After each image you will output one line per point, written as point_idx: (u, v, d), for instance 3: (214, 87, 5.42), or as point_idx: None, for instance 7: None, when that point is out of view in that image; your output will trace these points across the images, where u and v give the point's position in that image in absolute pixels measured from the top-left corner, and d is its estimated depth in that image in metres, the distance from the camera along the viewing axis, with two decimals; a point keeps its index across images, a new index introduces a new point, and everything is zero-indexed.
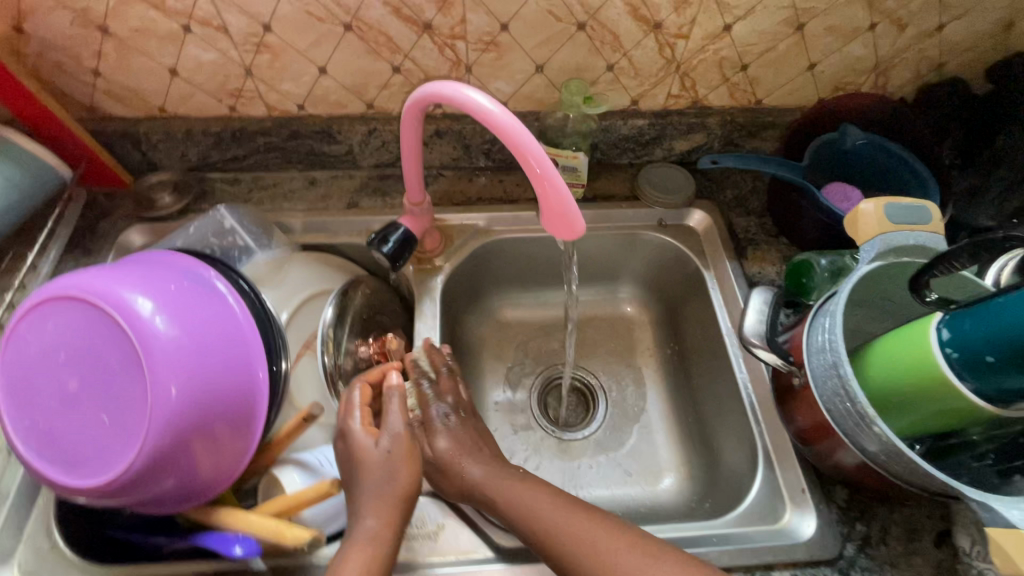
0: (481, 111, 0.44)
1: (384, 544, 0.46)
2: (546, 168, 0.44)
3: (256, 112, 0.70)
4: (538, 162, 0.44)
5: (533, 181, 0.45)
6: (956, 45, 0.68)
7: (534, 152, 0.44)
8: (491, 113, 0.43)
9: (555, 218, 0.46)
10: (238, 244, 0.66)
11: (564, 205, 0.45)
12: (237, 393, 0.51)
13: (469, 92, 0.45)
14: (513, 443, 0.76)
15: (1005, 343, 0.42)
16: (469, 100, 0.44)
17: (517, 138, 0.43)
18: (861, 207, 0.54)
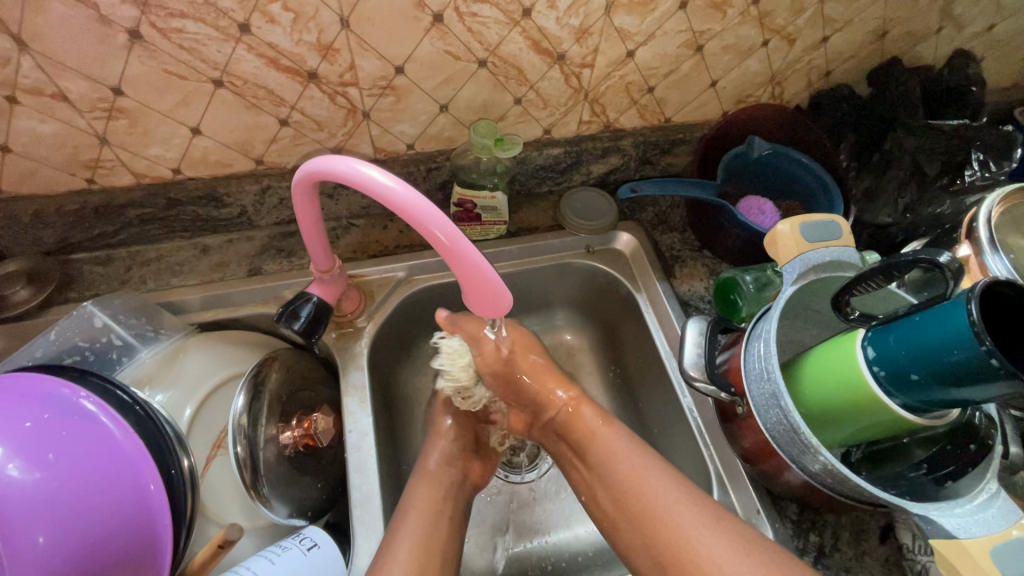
0: (381, 190, 0.41)
1: None
2: (458, 241, 0.43)
3: (122, 182, 0.61)
4: (449, 236, 0.42)
5: (444, 255, 0.43)
6: (841, 53, 0.70)
7: (442, 226, 0.42)
8: (391, 193, 0.40)
9: (481, 298, 0.46)
10: (116, 343, 0.57)
11: (490, 284, 0.45)
12: (130, 533, 0.44)
13: (364, 168, 0.41)
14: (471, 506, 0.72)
15: (925, 360, 0.43)
16: (366, 178, 0.41)
17: (426, 221, 0.42)
18: (778, 228, 0.55)
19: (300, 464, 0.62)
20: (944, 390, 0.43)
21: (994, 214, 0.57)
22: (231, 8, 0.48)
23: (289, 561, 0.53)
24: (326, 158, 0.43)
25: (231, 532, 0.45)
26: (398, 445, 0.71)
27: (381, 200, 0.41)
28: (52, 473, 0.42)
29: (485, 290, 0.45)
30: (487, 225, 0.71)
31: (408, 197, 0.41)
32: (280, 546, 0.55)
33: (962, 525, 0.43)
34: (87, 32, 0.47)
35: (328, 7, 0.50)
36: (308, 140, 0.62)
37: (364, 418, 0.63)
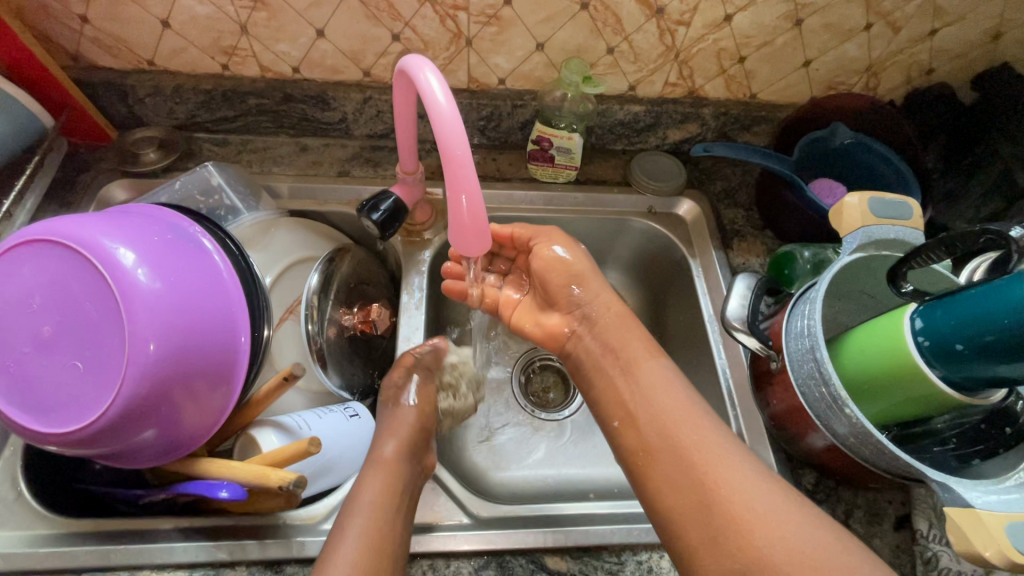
0: (431, 107, 0.40)
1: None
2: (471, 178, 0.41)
3: (249, 73, 0.69)
4: (465, 171, 0.40)
5: (450, 189, 0.41)
6: (946, 51, 0.69)
7: (463, 159, 0.40)
8: (437, 105, 0.40)
9: (467, 235, 0.43)
10: (225, 203, 0.65)
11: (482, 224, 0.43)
12: (219, 349, 0.51)
13: (430, 79, 0.41)
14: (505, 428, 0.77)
15: (974, 332, 0.43)
16: (426, 86, 0.41)
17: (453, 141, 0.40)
18: (845, 201, 0.56)
19: (355, 346, 0.68)
20: (988, 363, 0.43)
21: None
22: None
23: (333, 421, 0.60)
24: (414, 57, 0.43)
25: (298, 368, 0.51)
26: None
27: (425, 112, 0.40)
28: (168, 280, 0.48)
29: (475, 232, 0.43)
30: (558, 168, 0.75)
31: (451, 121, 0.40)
32: (326, 408, 0.62)
33: (981, 498, 0.43)
34: None
35: None
36: None
37: (417, 316, 0.68)
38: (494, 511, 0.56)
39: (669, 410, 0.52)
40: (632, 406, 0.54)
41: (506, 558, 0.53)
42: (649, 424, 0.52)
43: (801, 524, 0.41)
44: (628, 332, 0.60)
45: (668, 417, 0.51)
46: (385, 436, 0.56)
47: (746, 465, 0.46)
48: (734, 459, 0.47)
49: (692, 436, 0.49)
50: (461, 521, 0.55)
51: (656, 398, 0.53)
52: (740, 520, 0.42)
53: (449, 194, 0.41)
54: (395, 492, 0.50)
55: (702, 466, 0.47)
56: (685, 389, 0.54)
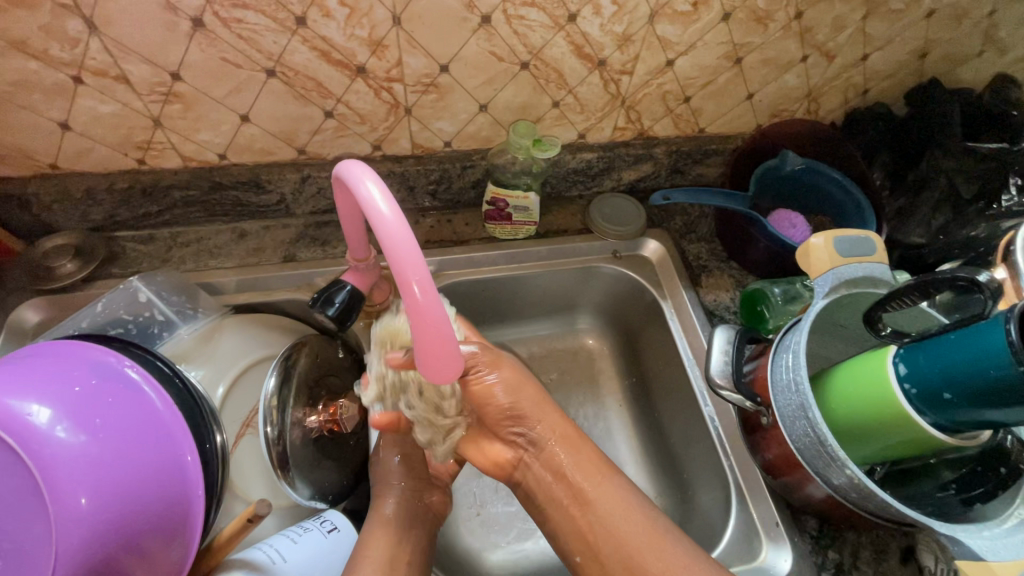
0: (375, 219, 0.37)
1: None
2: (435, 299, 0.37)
3: (170, 165, 0.63)
4: (427, 292, 0.37)
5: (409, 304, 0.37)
6: (879, 72, 0.70)
7: (421, 280, 0.37)
8: (381, 216, 0.36)
9: (434, 361, 0.39)
10: (158, 318, 0.59)
11: (450, 347, 0.39)
12: (165, 499, 0.44)
13: (370, 188, 0.37)
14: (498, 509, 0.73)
15: (963, 380, 0.43)
16: (366, 197, 0.37)
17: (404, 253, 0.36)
18: (811, 241, 0.55)
19: (322, 448, 0.62)
20: (977, 410, 0.43)
21: None
22: (291, 1, 0.50)
23: (310, 543, 0.54)
24: (350, 164, 0.39)
25: (262, 507, 0.46)
26: None
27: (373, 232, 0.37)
28: (97, 436, 0.42)
29: (441, 347, 0.38)
30: (516, 225, 0.72)
31: (402, 239, 0.36)
32: (302, 526, 0.56)
33: (989, 546, 0.42)
34: (153, 20, 0.49)
35: (382, 4, 0.51)
36: (350, 133, 0.63)
37: None
38: None
39: (633, 540, 0.48)
40: (592, 536, 0.49)
41: None
42: (612, 554, 0.48)
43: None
44: (582, 452, 0.52)
45: (625, 536, 0.48)
46: (383, 493, 0.60)
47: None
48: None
49: (664, 572, 0.46)
50: None
51: (620, 527, 0.48)
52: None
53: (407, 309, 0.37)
54: (400, 549, 0.54)
55: None
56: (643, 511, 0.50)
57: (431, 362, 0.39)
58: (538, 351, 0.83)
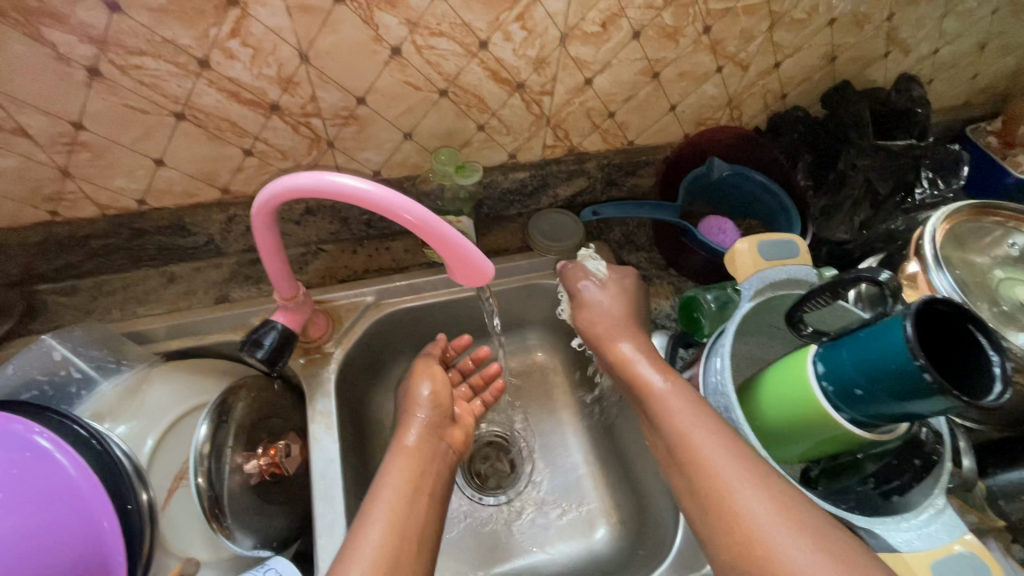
0: (365, 198, 0.42)
1: (413, 523, 0.50)
2: (445, 234, 0.45)
3: (86, 214, 0.61)
4: (435, 233, 0.44)
5: (432, 239, 0.45)
6: (793, 77, 0.73)
7: (428, 218, 0.44)
8: (368, 192, 0.42)
9: (469, 271, 0.48)
10: (75, 376, 0.56)
11: (478, 255, 0.47)
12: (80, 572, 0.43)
13: (344, 180, 0.43)
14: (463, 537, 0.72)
15: (872, 377, 0.44)
16: (344, 188, 0.43)
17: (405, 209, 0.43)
18: (737, 246, 0.57)
19: (265, 494, 0.61)
20: (885, 406, 0.44)
21: (938, 232, 0.59)
22: (190, 45, 0.49)
23: None
24: (309, 174, 0.43)
25: None
26: (367, 473, 0.70)
27: (370, 207, 0.43)
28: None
29: (471, 261, 0.47)
30: None
31: (396, 199, 0.43)
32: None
33: (905, 538, 0.44)
34: (45, 72, 0.47)
35: (286, 43, 0.51)
36: (273, 170, 0.63)
37: (331, 445, 0.62)
38: None
39: (680, 422, 0.49)
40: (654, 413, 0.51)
41: None
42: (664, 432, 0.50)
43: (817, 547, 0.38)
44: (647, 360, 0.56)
45: (674, 421, 0.49)
46: (404, 427, 0.60)
47: (744, 478, 0.43)
48: (737, 474, 0.44)
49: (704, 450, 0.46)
50: None
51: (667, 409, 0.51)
52: (750, 536, 0.40)
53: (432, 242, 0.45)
54: (423, 479, 0.55)
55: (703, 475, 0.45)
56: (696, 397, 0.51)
57: (476, 274, 0.48)
58: None
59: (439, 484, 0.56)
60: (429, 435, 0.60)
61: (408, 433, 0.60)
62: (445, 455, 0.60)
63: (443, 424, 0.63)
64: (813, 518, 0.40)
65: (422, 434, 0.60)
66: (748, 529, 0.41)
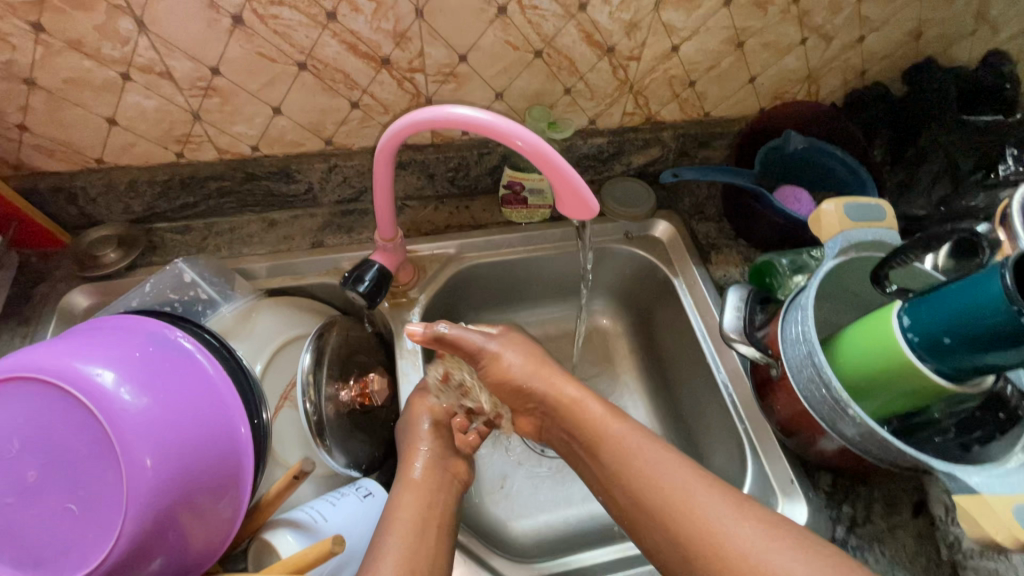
0: (482, 125, 0.46)
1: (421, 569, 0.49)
2: (558, 167, 0.47)
3: (206, 157, 0.67)
4: (548, 164, 0.47)
5: (543, 167, 0.47)
6: (876, 53, 0.73)
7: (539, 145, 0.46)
8: (485, 121, 0.46)
9: (574, 204, 0.49)
10: (202, 297, 0.63)
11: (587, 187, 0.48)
12: (221, 458, 0.48)
13: (463, 111, 0.47)
14: (526, 481, 0.76)
15: (963, 324, 0.45)
16: (463, 118, 0.47)
17: (518, 138, 0.46)
18: (822, 208, 0.58)
19: (355, 421, 0.66)
20: (977, 353, 0.45)
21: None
22: None
23: (348, 506, 0.57)
24: (429, 108, 0.47)
25: (308, 463, 0.50)
26: None
27: (486, 135, 0.46)
28: (159, 398, 0.46)
29: (578, 194, 0.48)
30: (532, 208, 0.76)
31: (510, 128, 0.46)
32: (339, 492, 0.60)
33: (985, 483, 0.45)
34: (196, 18, 0.53)
35: None
36: (374, 123, 0.67)
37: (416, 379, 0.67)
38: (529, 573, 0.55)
39: (630, 444, 0.55)
40: (598, 439, 0.57)
41: None
42: (611, 458, 0.55)
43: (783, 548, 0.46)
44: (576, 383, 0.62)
45: (629, 447, 0.55)
46: (411, 457, 0.60)
47: (712, 498, 0.49)
48: (706, 503, 0.49)
49: (658, 470, 0.52)
50: None
51: (618, 434, 0.56)
52: (719, 546, 0.47)
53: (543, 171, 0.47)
54: (433, 510, 0.55)
55: (662, 494, 0.51)
56: (651, 438, 0.55)
57: (581, 209, 0.49)
58: (554, 332, 0.86)
59: (449, 515, 0.56)
60: (434, 466, 0.60)
61: (413, 465, 0.60)
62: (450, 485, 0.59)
63: (448, 455, 0.62)
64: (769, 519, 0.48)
65: (427, 465, 0.59)
66: (712, 535, 0.47)
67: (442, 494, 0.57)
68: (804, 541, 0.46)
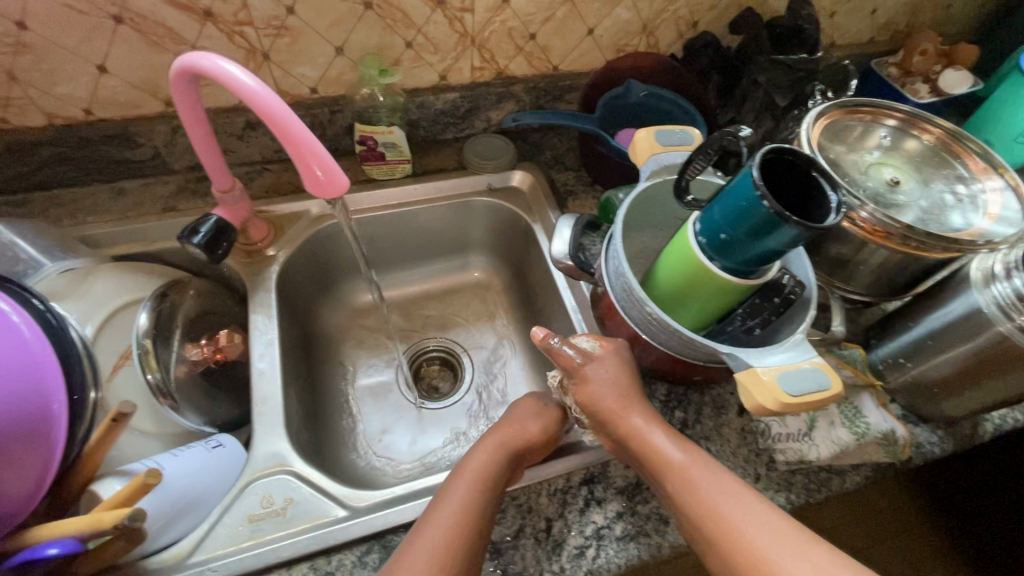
0: (231, 83, 0.46)
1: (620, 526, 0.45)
2: (297, 130, 0.47)
3: (33, 122, 0.65)
4: (287, 127, 0.47)
5: (289, 144, 0.48)
6: (700, 4, 0.79)
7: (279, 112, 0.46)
8: (234, 78, 0.45)
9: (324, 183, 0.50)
10: (23, 258, 0.60)
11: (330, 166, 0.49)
12: (24, 404, 0.46)
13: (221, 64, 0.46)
14: (404, 430, 0.77)
15: (734, 218, 0.49)
16: (219, 70, 0.46)
17: (265, 104, 0.46)
18: (638, 136, 0.63)
19: (211, 379, 0.65)
20: (747, 242, 0.49)
21: (811, 135, 0.64)
22: None
23: (193, 456, 0.55)
24: (193, 56, 0.47)
25: (126, 405, 0.49)
26: (313, 375, 0.76)
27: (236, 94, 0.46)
28: None
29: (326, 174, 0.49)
30: (392, 164, 0.78)
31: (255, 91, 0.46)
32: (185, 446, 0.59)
33: (760, 358, 0.50)
34: None
35: None
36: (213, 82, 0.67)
37: (270, 330, 0.67)
38: (372, 499, 0.55)
39: (703, 494, 0.46)
40: (672, 495, 0.48)
41: (389, 538, 0.53)
42: (684, 499, 0.47)
43: (827, 570, 0.40)
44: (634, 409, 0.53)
45: (702, 494, 0.46)
46: (472, 457, 0.53)
47: (797, 553, 0.41)
48: (747, 514, 0.44)
49: (739, 523, 0.44)
50: (337, 514, 0.54)
51: (699, 489, 0.47)
52: None
53: (289, 142, 0.48)
54: (473, 522, 0.47)
55: (735, 549, 0.43)
56: (733, 478, 0.48)
57: (324, 186, 0.51)
58: (434, 289, 0.90)
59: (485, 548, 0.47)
60: (495, 469, 0.52)
61: (472, 461, 0.52)
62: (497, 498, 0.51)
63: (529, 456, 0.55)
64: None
65: (488, 465, 0.52)
66: None
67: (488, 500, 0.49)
68: None
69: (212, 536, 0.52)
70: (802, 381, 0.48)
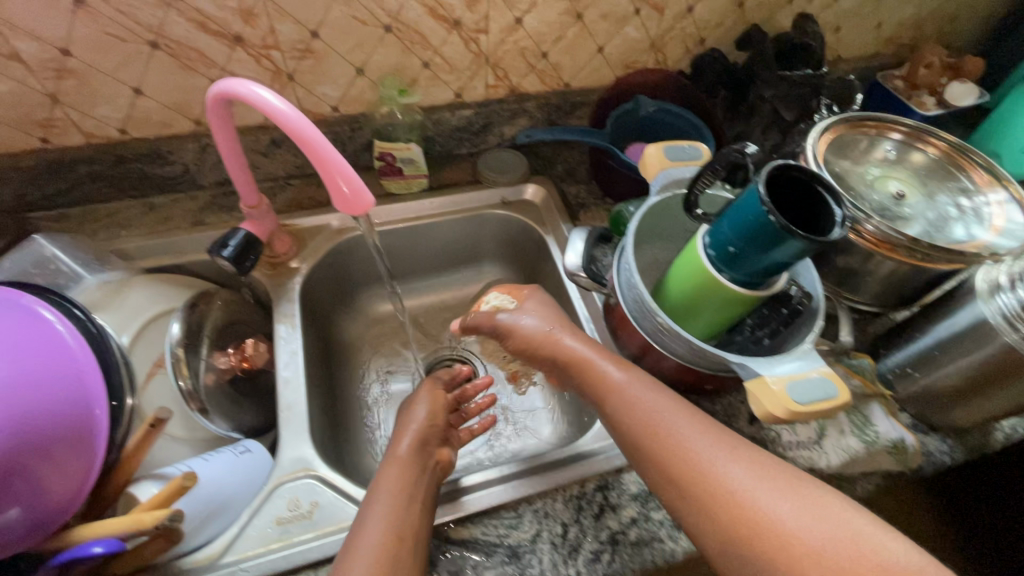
0: (265, 106, 0.49)
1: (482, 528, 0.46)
2: (324, 150, 0.50)
3: (72, 142, 0.68)
4: (315, 147, 0.50)
5: (317, 164, 0.51)
6: (708, 22, 0.82)
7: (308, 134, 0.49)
8: (268, 102, 0.48)
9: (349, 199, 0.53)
10: (64, 271, 0.64)
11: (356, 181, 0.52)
12: (70, 410, 0.49)
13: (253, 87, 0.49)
14: None
15: (742, 233, 0.51)
16: (253, 93, 0.49)
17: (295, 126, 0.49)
18: (647, 152, 0.65)
19: (238, 387, 0.68)
20: (755, 256, 0.51)
21: (817, 149, 0.66)
22: None
23: (221, 460, 0.59)
24: (228, 80, 0.50)
25: (164, 411, 0.52)
26: (333, 383, 0.78)
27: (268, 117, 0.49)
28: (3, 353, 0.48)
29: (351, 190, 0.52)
30: (409, 178, 0.81)
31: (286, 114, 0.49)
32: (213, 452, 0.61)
33: (770, 367, 0.52)
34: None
35: None
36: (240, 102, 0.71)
37: (295, 340, 0.70)
38: None
39: (640, 415, 0.51)
40: (611, 419, 0.53)
41: None
42: (624, 420, 0.52)
43: (755, 483, 0.44)
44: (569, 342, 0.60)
45: (638, 411, 0.51)
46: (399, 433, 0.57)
47: (730, 461, 0.46)
48: (688, 433, 0.49)
49: (680, 438, 0.48)
50: None
51: (632, 408, 0.52)
52: (740, 512, 0.43)
53: (315, 161, 0.50)
54: (417, 484, 0.51)
55: (673, 461, 0.47)
56: (678, 400, 0.52)
57: (348, 203, 0.53)
58: (449, 300, 0.93)
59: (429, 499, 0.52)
60: (420, 445, 0.56)
61: (400, 440, 0.56)
62: (433, 465, 0.55)
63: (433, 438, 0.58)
64: (802, 487, 0.44)
65: (415, 442, 0.56)
66: (731, 502, 0.44)
67: (424, 468, 0.54)
68: (821, 503, 0.43)
69: (242, 539, 0.54)
70: (811, 390, 0.49)
